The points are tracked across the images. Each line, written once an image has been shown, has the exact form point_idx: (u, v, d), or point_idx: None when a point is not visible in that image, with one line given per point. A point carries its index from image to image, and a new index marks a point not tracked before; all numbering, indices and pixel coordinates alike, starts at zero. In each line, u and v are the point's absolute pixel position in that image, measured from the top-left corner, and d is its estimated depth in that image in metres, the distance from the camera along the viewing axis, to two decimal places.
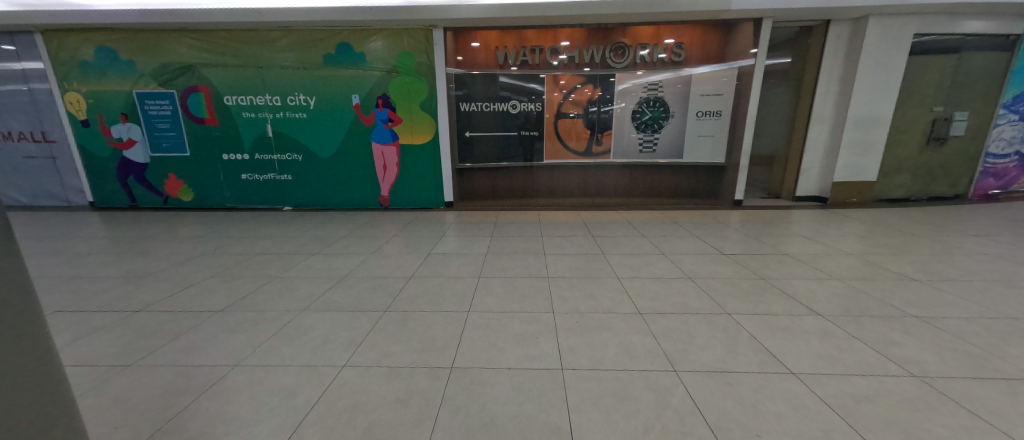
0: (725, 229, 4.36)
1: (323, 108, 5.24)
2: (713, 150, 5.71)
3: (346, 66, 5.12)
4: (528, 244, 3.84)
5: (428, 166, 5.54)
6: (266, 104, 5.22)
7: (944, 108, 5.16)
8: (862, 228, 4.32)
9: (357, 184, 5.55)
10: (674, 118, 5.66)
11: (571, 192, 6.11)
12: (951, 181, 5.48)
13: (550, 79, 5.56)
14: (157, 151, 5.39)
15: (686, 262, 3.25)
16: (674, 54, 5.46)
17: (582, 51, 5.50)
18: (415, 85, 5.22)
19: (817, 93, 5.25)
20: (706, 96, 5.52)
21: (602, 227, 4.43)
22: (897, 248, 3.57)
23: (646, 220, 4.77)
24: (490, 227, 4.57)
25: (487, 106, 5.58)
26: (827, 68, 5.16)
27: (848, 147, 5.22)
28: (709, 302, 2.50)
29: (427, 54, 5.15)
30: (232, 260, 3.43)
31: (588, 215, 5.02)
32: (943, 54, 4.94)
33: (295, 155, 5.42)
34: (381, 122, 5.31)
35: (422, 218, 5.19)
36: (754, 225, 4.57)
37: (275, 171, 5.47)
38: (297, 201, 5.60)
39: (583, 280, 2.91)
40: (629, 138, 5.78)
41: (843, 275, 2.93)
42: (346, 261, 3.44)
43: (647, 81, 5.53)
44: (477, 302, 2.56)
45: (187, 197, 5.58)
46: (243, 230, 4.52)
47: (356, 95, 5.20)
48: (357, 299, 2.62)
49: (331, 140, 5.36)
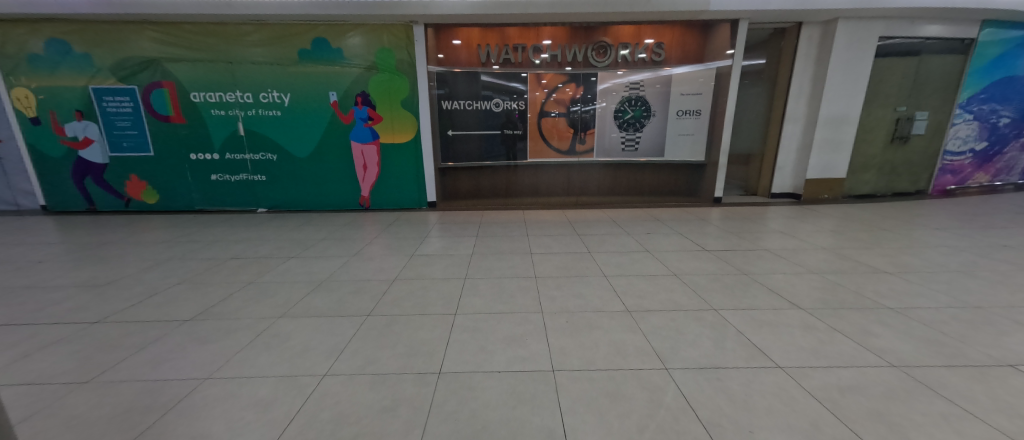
0: (705, 226, 4.45)
1: (299, 106, 5.03)
2: (693, 149, 5.82)
3: (322, 63, 4.93)
4: (515, 244, 3.79)
5: (409, 165, 5.41)
6: (237, 101, 4.97)
7: (907, 108, 5.43)
8: (834, 223, 4.48)
9: (336, 184, 5.36)
10: (655, 118, 5.74)
11: (555, 192, 6.12)
12: (913, 177, 5.78)
13: (532, 78, 5.54)
14: (118, 150, 5.06)
15: (671, 259, 3.28)
16: (655, 54, 5.56)
17: (565, 50, 5.53)
18: (395, 82, 5.09)
19: (791, 94, 5.42)
20: (686, 95, 5.62)
21: (588, 226, 4.44)
22: (868, 242, 3.72)
23: (630, 217, 4.81)
24: (475, 227, 4.51)
25: (469, 105, 5.51)
26: (800, 70, 5.33)
27: (820, 144, 5.41)
28: (695, 299, 2.52)
29: (408, 51, 5.03)
30: (201, 266, 3.24)
31: (573, 214, 5.03)
32: (904, 57, 5.21)
33: (268, 154, 5.17)
34: (360, 120, 5.14)
35: (405, 218, 5.07)
36: (733, 222, 4.68)
37: (247, 171, 5.22)
38: (272, 202, 5.36)
39: (570, 279, 2.89)
40: (611, 137, 5.83)
41: (820, 269, 3.02)
42: (325, 264, 3.30)
43: (629, 80, 5.59)
44: (464, 304, 2.50)
45: (151, 199, 5.25)
46: (214, 234, 4.29)
47: (333, 92, 5.02)
48: (338, 304, 2.52)
49: (308, 139, 5.15)
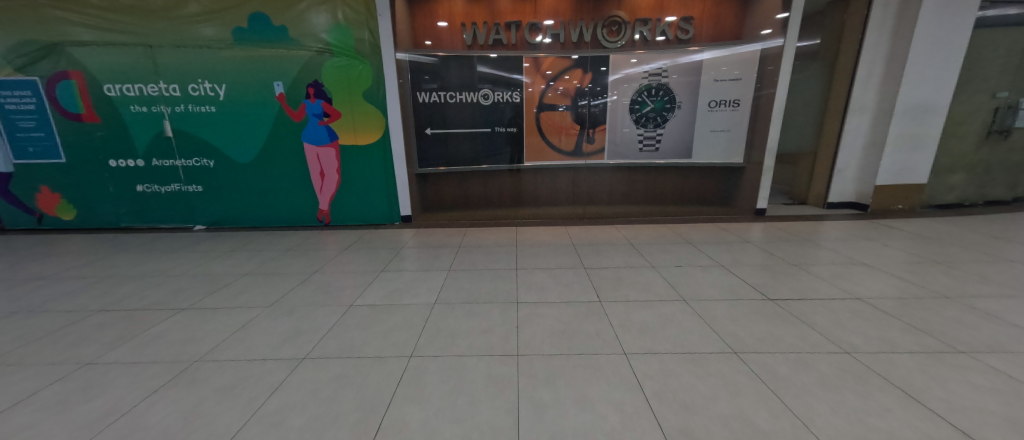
0: (752, 250, 3.37)
1: (237, 100, 4.06)
2: (729, 148, 4.68)
3: (263, 44, 3.93)
4: (496, 286, 2.74)
5: (377, 171, 4.41)
6: (161, 95, 4.01)
7: (1009, 94, 4.24)
8: (930, 245, 3.34)
9: (288, 196, 4.39)
10: (680, 110, 4.63)
11: (559, 200, 5.08)
12: (1011, 181, 4.58)
13: (531, 67, 4.51)
14: (23, 157, 4.15)
15: (721, 318, 2.22)
16: (681, 31, 4.52)
17: (570, 28, 4.52)
18: (355, 69, 4.07)
19: (857, 78, 4.27)
20: (721, 82, 4.49)
21: (597, 252, 3.39)
22: (1001, 281, 2.60)
23: (651, 238, 3.75)
24: (450, 253, 3.49)
25: (455, 97, 4.48)
26: (869, 46, 4.17)
27: (896, 142, 4.23)
28: (784, 417, 1.47)
29: (370, 29, 4.02)
30: (47, 326, 2.28)
31: (578, 233, 3.99)
32: (1011, 28, 4.02)
33: (203, 160, 4.21)
34: (313, 117, 4.13)
35: (368, 238, 4.08)
36: (787, 243, 3.58)
37: (180, 181, 4.28)
38: (211, 218, 4.41)
39: (571, 361, 1.86)
40: (627, 134, 4.75)
41: (965, 341, 1.93)
42: (220, 321, 2.31)
43: (648, 66, 4.52)
44: (390, 423, 1.50)
45: (68, 215, 4.35)
46: (117, 264, 3.35)
47: (279, 82, 4.02)
48: (184, 422, 1.52)
49: (250, 141, 4.18)
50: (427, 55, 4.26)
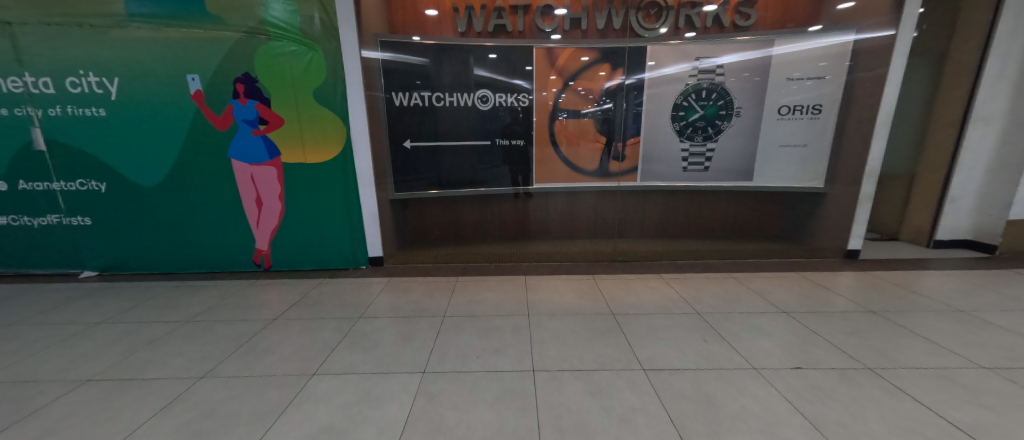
0: (890, 329, 2.21)
1: (137, 101, 2.91)
2: (803, 170, 3.55)
3: (170, 23, 2.79)
4: (501, 421, 1.56)
5: (334, 197, 3.23)
6: (25, 91, 2.84)
7: None
8: None
9: (212, 231, 3.21)
10: (739, 118, 3.52)
11: (576, 232, 4.05)
12: None
13: (541, 67, 3.42)
14: None
15: None
16: (739, 15, 3.48)
17: (595, 12, 3.44)
18: (302, 58, 2.92)
19: (982, 79, 3.18)
20: (797, 81, 3.36)
21: (653, 333, 2.21)
22: None
23: (722, 303, 2.60)
24: (430, 329, 2.32)
25: (443, 99, 3.40)
26: (1003, 35, 3.07)
27: None
28: None
29: (322, 4, 2.87)
30: None
31: (613, 291, 2.82)
32: None
33: (90, 182, 3.04)
34: (244, 123, 2.98)
35: (318, 295, 2.88)
36: (929, 311, 2.43)
37: (59, 211, 3.09)
38: (105, 261, 3.23)
39: None
40: (666, 149, 3.64)
41: None
42: None
43: (700, 63, 3.42)
44: None
45: None
46: None
47: (195, 76, 2.88)
48: None
49: (156, 157, 3.01)
50: (414, 53, 3.22)
